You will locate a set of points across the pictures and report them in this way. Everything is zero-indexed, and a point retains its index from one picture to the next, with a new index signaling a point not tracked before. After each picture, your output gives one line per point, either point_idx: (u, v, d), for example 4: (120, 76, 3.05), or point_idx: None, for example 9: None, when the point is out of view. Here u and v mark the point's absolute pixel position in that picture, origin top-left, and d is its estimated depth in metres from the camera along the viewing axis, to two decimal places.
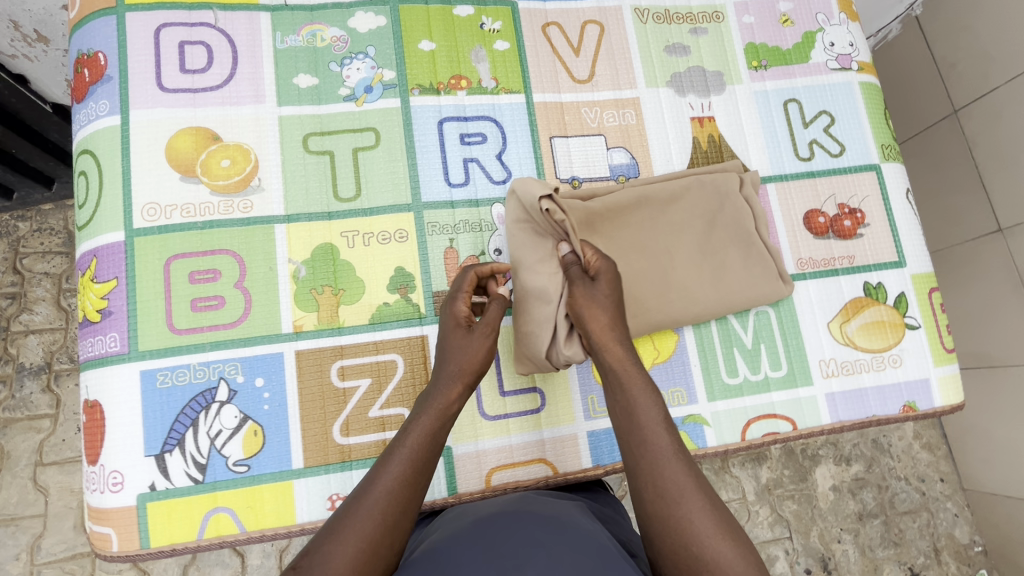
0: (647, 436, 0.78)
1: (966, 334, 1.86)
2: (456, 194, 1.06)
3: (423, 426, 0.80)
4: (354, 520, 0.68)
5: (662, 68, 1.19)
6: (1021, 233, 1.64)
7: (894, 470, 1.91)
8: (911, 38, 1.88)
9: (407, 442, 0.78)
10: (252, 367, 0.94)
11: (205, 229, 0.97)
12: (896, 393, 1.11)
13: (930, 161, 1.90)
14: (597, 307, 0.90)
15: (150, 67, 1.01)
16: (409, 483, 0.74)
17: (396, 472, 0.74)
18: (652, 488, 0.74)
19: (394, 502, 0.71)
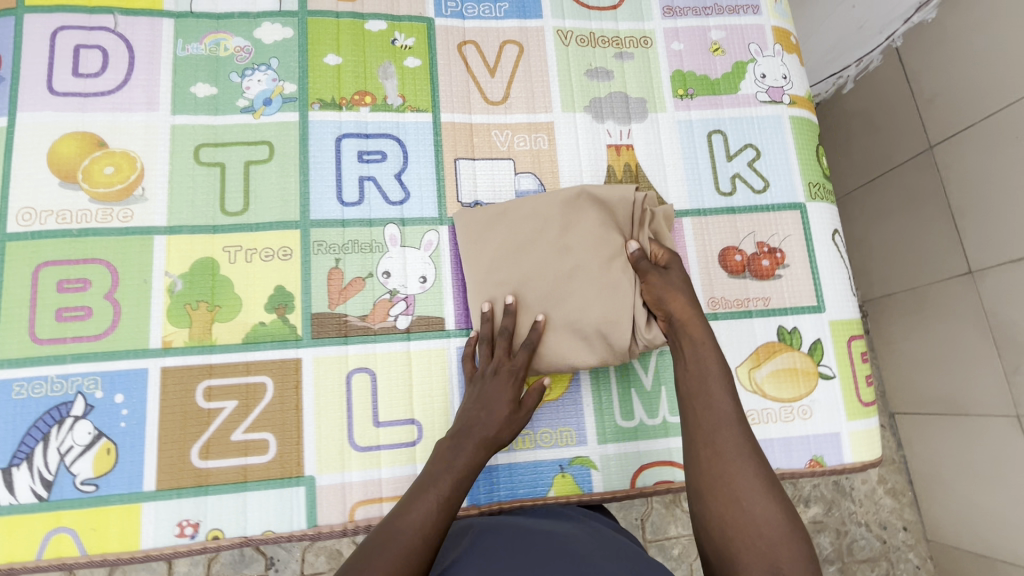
0: (705, 422, 0.81)
1: (935, 377, 1.78)
2: (349, 213, 1.03)
3: (457, 463, 0.81)
4: (394, 542, 0.67)
5: (580, 92, 1.15)
6: (992, 276, 1.58)
7: (855, 514, 1.83)
8: (891, 70, 1.80)
9: (447, 475, 0.79)
10: (113, 382, 0.91)
11: (80, 237, 0.95)
12: (804, 446, 1.03)
13: (901, 198, 1.83)
14: (669, 296, 0.93)
15: (43, 70, 0.99)
16: (444, 514, 0.73)
17: (431, 505, 0.74)
18: (709, 474, 0.77)
19: (432, 529, 0.70)
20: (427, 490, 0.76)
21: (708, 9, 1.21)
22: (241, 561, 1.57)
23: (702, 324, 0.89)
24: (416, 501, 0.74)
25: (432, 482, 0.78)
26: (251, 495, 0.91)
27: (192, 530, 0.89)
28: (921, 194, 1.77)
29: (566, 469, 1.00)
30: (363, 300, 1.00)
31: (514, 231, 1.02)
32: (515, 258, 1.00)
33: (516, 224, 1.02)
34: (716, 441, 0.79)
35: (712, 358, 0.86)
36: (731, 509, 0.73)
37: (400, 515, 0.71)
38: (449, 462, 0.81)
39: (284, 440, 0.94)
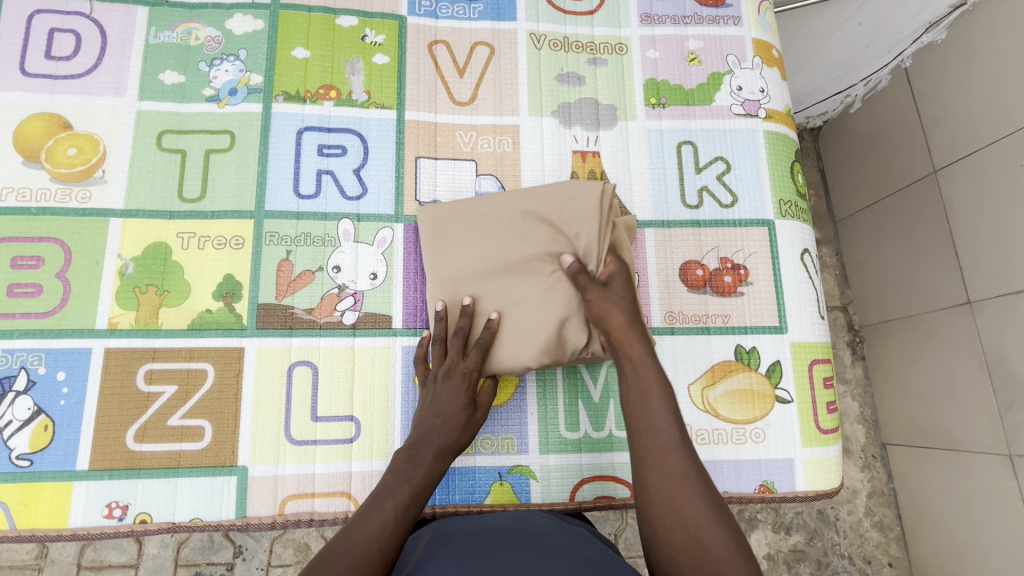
0: (648, 446, 0.74)
1: (928, 410, 1.70)
2: (305, 206, 1.03)
3: (414, 475, 0.81)
4: (340, 557, 0.66)
5: (549, 97, 1.14)
6: (991, 308, 1.50)
7: (838, 546, 1.77)
8: (900, 90, 1.74)
9: (403, 485, 0.78)
10: (56, 360, 0.92)
11: (38, 215, 0.97)
12: (754, 471, 1.00)
13: (903, 223, 1.77)
14: (613, 309, 0.87)
15: (16, 51, 1.02)
16: (400, 528, 0.73)
17: (386, 517, 0.73)
18: (654, 501, 0.70)
19: (383, 544, 0.70)
20: (381, 501, 0.76)
21: (687, 18, 1.19)
22: (210, 547, 1.59)
23: (640, 339, 0.83)
24: (369, 515, 0.73)
25: (387, 493, 0.77)
26: (182, 482, 0.91)
27: (121, 512, 0.89)
28: (924, 219, 1.71)
29: (504, 477, 0.98)
30: (311, 293, 1.00)
31: (480, 228, 0.99)
32: (480, 258, 0.98)
33: (485, 220, 0.99)
34: (659, 461, 0.72)
35: (652, 376, 0.79)
36: (678, 536, 0.67)
37: (349, 533, 0.70)
38: (406, 472, 0.81)
39: (220, 429, 0.93)
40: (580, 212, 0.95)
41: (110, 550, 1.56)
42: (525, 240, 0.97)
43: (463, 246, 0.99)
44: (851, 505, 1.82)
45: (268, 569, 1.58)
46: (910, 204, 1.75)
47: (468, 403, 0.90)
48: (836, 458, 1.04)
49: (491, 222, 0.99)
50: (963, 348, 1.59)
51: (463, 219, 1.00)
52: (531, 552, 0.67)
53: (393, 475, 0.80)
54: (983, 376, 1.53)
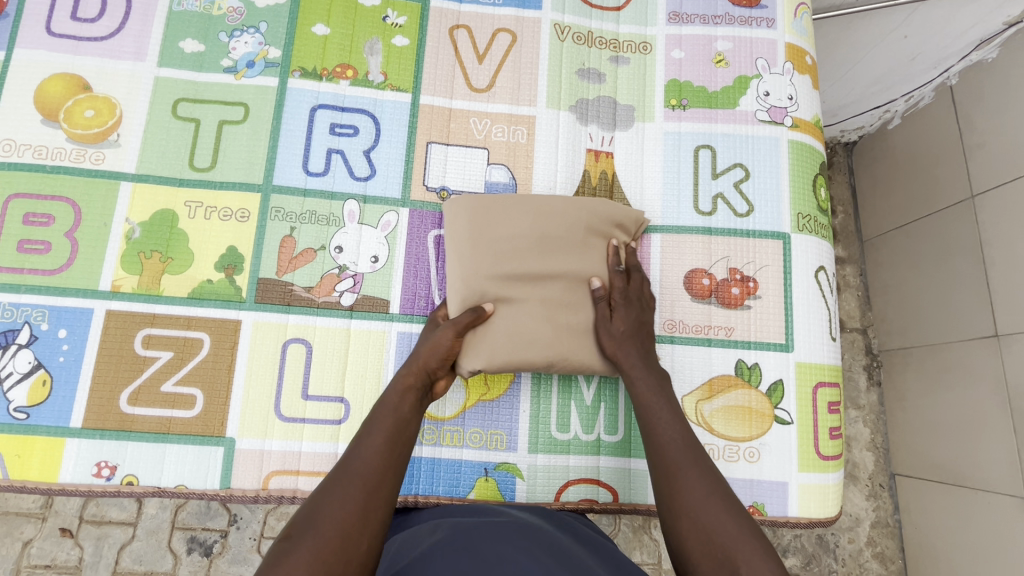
0: (656, 454, 0.77)
1: (944, 443, 1.64)
2: (313, 183, 1.02)
3: (389, 399, 0.83)
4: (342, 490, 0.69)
5: (568, 90, 1.11)
6: (1018, 343, 1.43)
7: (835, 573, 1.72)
8: (942, 109, 1.66)
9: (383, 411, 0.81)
10: (58, 317, 0.94)
11: (51, 173, 0.98)
12: (744, 490, 0.96)
13: (934, 247, 1.70)
14: (630, 331, 0.90)
15: (44, 11, 1.03)
16: (391, 453, 0.75)
17: (376, 444, 0.76)
18: (665, 497, 0.72)
19: (382, 465, 0.73)
20: (373, 429, 0.78)
21: (718, 18, 1.14)
22: (206, 513, 1.61)
23: (642, 357, 0.88)
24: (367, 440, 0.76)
25: (375, 420, 0.80)
26: (170, 448, 0.92)
27: (109, 472, 0.90)
28: (956, 246, 1.63)
29: (490, 473, 0.97)
30: (311, 272, 0.99)
31: (532, 218, 0.97)
32: (530, 248, 0.95)
33: (537, 211, 0.97)
34: (671, 457, 0.75)
35: (656, 387, 0.84)
36: (686, 527, 0.68)
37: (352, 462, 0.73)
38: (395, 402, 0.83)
39: (212, 399, 0.94)
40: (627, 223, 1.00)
41: (111, 506, 1.60)
42: (578, 239, 0.96)
43: (511, 232, 0.96)
44: (853, 533, 1.76)
45: (260, 540, 1.60)
46: (942, 228, 1.68)
47: (451, 355, 0.90)
48: (835, 486, 1.00)
49: (543, 213, 0.97)
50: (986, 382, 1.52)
51: (510, 206, 0.98)
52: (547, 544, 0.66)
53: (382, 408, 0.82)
54: (1006, 414, 1.45)
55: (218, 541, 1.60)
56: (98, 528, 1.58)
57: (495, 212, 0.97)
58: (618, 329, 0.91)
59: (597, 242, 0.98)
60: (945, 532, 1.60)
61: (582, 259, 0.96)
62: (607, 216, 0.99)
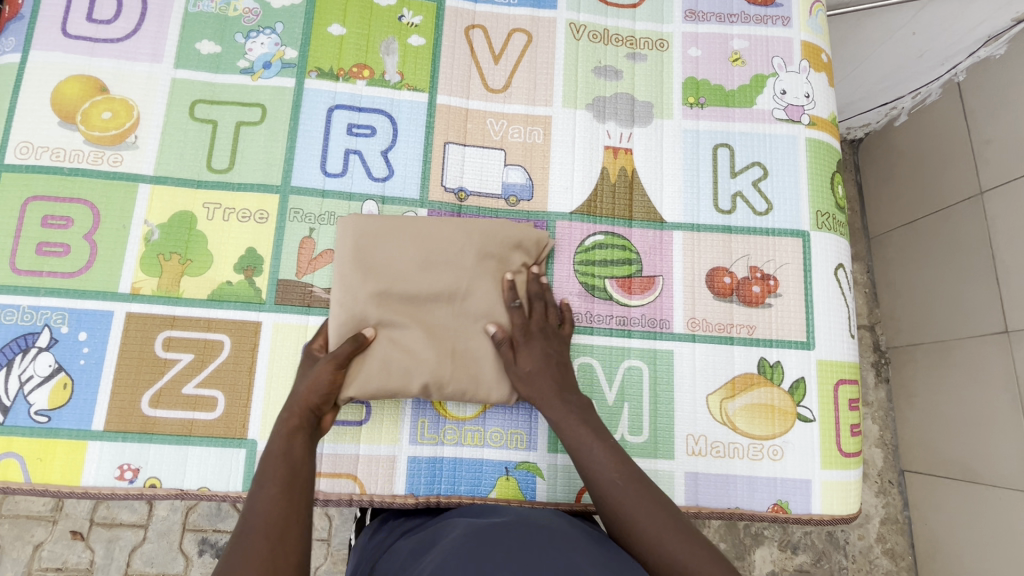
0: (602, 499, 0.78)
1: (954, 439, 1.64)
2: (331, 184, 1.02)
3: (277, 447, 0.78)
4: (246, 544, 0.63)
5: (584, 89, 1.11)
6: None
7: (845, 570, 1.72)
8: (949, 105, 1.66)
9: (272, 460, 0.76)
10: (79, 320, 0.94)
11: (70, 176, 0.98)
12: (769, 489, 0.97)
13: (944, 244, 1.70)
14: (540, 367, 0.90)
15: (59, 12, 1.03)
16: (285, 497, 0.71)
17: (270, 495, 0.70)
18: (626, 545, 0.73)
19: (280, 511, 0.68)
20: (266, 478, 0.73)
21: (733, 16, 1.14)
22: (217, 514, 1.61)
23: (556, 392, 0.89)
24: (258, 492, 0.71)
25: (265, 471, 0.74)
26: (193, 450, 0.92)
27: (132, 474, 0.90)
28: (965, 241, 1.63)
29: (511, 472, 0.97)
30: (330, 273, 0.99)
31: (422, 246, 0.96)
32: (423, 280, 0.95)
33: (422, 238, 0.96)
34: (618, 499, 0.76)
35: (579, 421, 0.85)
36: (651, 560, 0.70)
37: (251, 513, 0.68)
38: (283, 448, 0.78)
39: (232, 401, 0.94)
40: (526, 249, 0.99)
41: (122, 508, 1.60)
42: (467, 266, 0.96)
43: (402, 263, 0.95)
44: (863, 530, 1.76)
45: None
46: (951, 225, 1.67)
47: (334, 389, 0.88)
48: (856, 483, 1.01)
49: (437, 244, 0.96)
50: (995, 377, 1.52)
51: (397, 232, 0.97)
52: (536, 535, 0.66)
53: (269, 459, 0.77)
54: (1016, 409, 1.46)
55: None
56: (109, 530, 1.57)
57: (379, 237, 0.96)
58: (524, 364, 0.91)
59: (493, 270, 0.97)
60: (956, 527, 1.60)
61: (474, 290, 0.95)
62: (505, 241, 0.98)
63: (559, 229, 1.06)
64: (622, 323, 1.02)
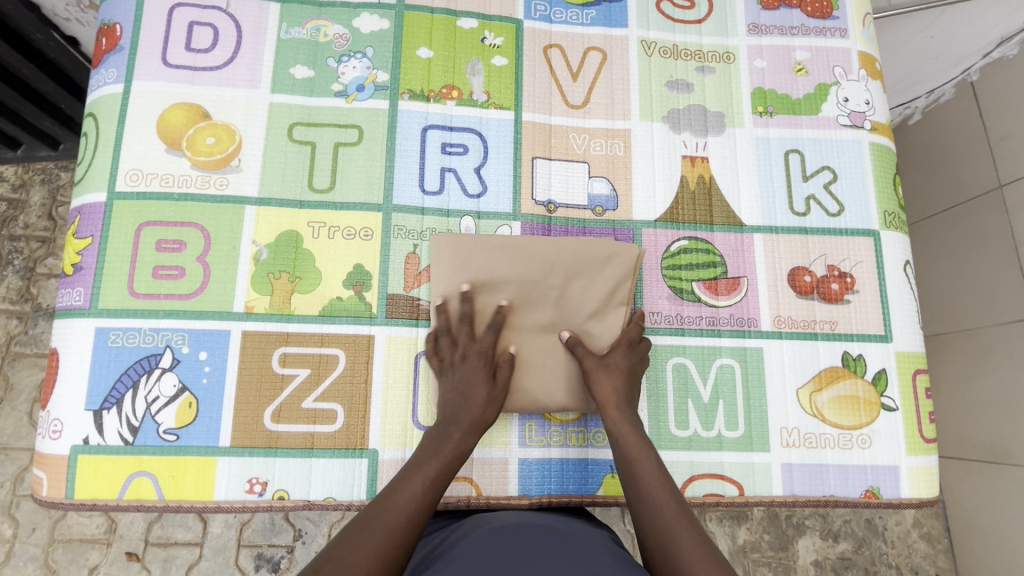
0: (644, 516, 0.80)
1: (982, 424, 1.67)
2: (429, 201, 1.07)
3: (435, 444, 0.86)
4: (377, 527, 0.72)
5: (659, 102, 1.17)
6: None
7: (886, 555, 1.76)
8: (965, 107, 1.72)
9: (432, 458, 0.83)
10: (198, 340, 0.97)
11: (180, 201, 1.01)
12: (860, 476, 1.03)
13: (968, 236, 1.72)
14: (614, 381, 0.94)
15: (159, 42, 1.06)
16: (429, 499, 0.79)
17: (416, 486, 0.79)
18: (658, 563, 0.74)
19: (420, 509, 0.77)
20: (412, 471, 0.82)
21: (794, 29, 1.21)
22: (271, 529, 1.62)
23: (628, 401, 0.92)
24: (406, 482, 0.80)
25: (415, 461, 0.83)
26: (317, 462, 0.96)
27: (261, 488, 0.94)
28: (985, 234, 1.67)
29: (616, 470, 1.01)
30: None
31: (514, 265, 0.99)
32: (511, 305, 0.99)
33: (515, 257, 1.00)
34: (660, 519, 0.78)
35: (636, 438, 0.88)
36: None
37: (385, 503, 0.76)
38: (435, 447, 0.85)
39: (351, 412, 0.97)
40: (617, 266, 1.02)
41: (176, 527, 1.60)
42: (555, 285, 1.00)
43: (491, 290, 0.99)
44: (900, 516, 1.81)
45: None
46: (970, 219, 1.71)
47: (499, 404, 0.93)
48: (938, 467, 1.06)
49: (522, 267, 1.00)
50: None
51: (489, 249, 1.00)
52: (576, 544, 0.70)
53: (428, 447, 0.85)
54: None
55: (285, 557, 1.61)
56: (166, 549, 1.58)
57: (473, 255, 0.99)
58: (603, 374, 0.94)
59: (578, 290, 1.01)
60: (990, 510, 1.65)
61: (561, 307, 1.01)
62: (593, 259, 1.01)
63: (645, 236, 1.11)
64: (711, 323, 1.08)
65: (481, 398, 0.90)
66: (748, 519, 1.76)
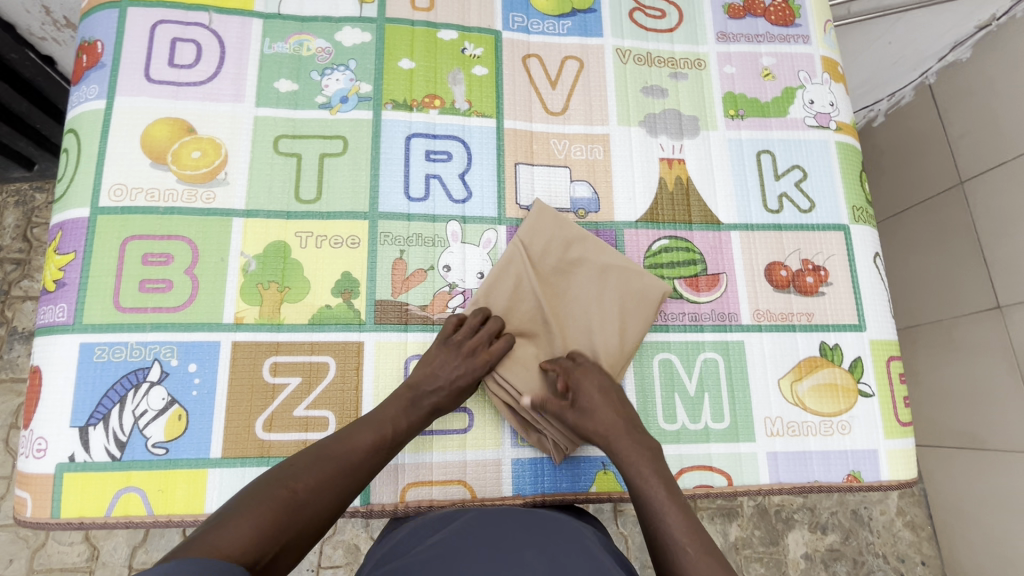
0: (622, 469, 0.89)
1: (955, 411, 1.73)
2: (415, 208, 1.08)
3: (413, 404, 0.93)
4: (332, 461, 0.81)
5: (636, 108, 1.21)
6: (1019, 312, 1.52)
7: (872, 545, 1.79)
8: (924, 105, 1.80)
9: (401, 410, 0.91)
10: (187, 352, 0.96)
11: (166, 215, 1.01)
12: (842, 461, 1.06)
13: (932, 231, 1.79)
14: (599, 402, 0.94)
15: (141, 59, 1.07)
16: (381, 452, 0.87)
17: (369, 437, 0.86)
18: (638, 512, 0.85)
19: (371, 457, 0.85)
20: (369, 423, 0.88)
21: (761, 36, 1.27)
22: None
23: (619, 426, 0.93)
24: (369, 427, 0.87)
25: (381, 412, 0.90)
26: None
27: None
28: (950, 231, 1.74)
29: (609, 466, 1.03)
30: (424, 291, 1.05)
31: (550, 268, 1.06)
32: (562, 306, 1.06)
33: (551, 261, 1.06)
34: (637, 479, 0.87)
35: (646, 461, 0.88)
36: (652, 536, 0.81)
37: (346, 438, 0.84)
38: (410, 405, 0.92)
39: (342, 419, 0.98)
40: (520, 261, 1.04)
41: (161, 551, 1.55)
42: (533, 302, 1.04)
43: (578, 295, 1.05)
44: (884, 505, 1.85)
45: (318, 572, 1.55)
46: (936, 216, 1.78)
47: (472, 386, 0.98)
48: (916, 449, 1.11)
49: (588, 257, 1.06)
50: (990, 352, 1.61)
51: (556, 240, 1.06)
52: (564, 538, 0.72)
53: (391, 405, 0.91)
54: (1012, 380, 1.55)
55: None
56: None
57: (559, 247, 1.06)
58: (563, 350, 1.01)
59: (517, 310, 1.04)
60: (968, 496, 1.69)
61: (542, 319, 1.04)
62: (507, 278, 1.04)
63: (627, 237, 1.14)
64: (694, 319, 1.11)
65: (451, 362, 0.95)
66: (739, 516, 1.78)
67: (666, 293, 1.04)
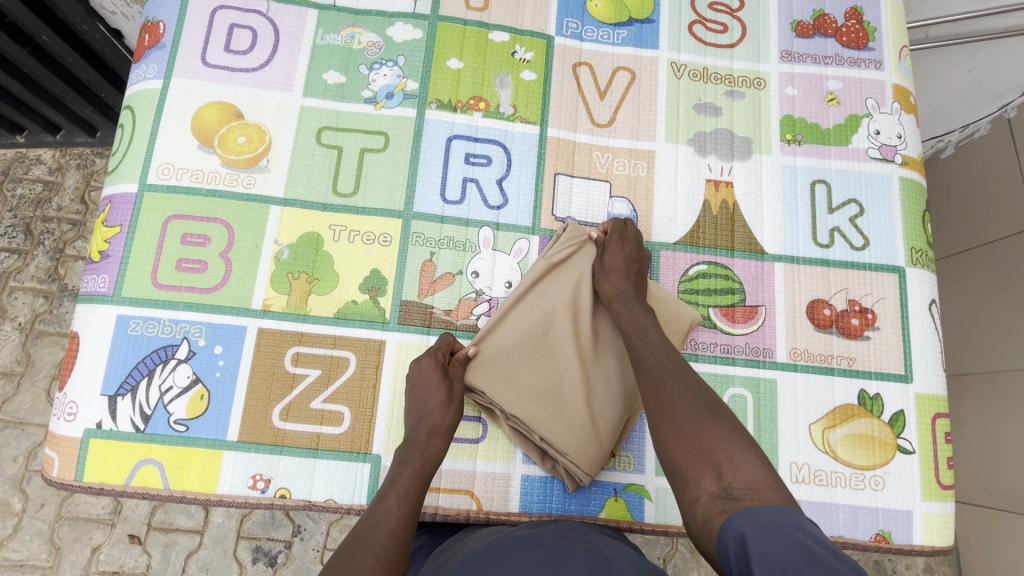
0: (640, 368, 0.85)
1: (996, 471, 1.61)
2: (449, 210, 1.07)
3: (412, 457, 0.87)
4: (363, 549, 0.72)
5: (685, 125, 1.16)
6: None
7: None
8: (1001, 142, 1.66)
9: (405, 470, 0.85)
10: (214, 334, 0.98)
11: (207, 197, 1.03)
12: (871, 519, 1.00)
13: (996, 277, 1.66)
14: (618, 268, 0.98)
15: (199, 42, 1.09)
16: (405, 516, 0.78)
17: (392, 505, 0.79)
18: (654, 409, 0.79)
19: (399, 522, 0.77)
20: (383, 497, 0.81)
21: (829, 58, 1.20)
22: (271, 523, 1.62)
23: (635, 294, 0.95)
24: (382, 502, 0.80)
25: (391, 478, 0.84)
26: (321, 463, 0.96)
27: (263, 485, 0.95)
28: (1015, 279, 1.61)
29: (620, 494, 1.00)
30: (450, 295, 1.04)
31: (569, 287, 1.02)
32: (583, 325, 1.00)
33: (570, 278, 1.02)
34: (659, 374, 0.82)
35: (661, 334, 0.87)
36: (673, 438, 0.74)
37: (367, 523, 0.76)
38: (404, 459, 0.87)
39: (357, 416, 0.98)
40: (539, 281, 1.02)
41: (179, 513, 1.61)
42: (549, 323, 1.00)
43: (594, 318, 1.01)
44: (911, 560, 1.70)
45: (323, 551, 1.61)
46: (1000, 261, 1.65)
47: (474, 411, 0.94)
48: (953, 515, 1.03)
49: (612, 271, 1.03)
50: None
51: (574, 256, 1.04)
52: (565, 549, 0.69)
53: (398, 468, 0.85)
54: None
55: (283, 552, 1.60)
56: (166, 535, 1.58)
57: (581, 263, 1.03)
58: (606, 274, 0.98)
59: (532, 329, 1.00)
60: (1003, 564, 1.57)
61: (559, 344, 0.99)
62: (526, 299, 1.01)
63: (663, 258, 1.10)
64: (726, 351, 1.06)
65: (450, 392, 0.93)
66: None
67: (696, 321, 1.02)
